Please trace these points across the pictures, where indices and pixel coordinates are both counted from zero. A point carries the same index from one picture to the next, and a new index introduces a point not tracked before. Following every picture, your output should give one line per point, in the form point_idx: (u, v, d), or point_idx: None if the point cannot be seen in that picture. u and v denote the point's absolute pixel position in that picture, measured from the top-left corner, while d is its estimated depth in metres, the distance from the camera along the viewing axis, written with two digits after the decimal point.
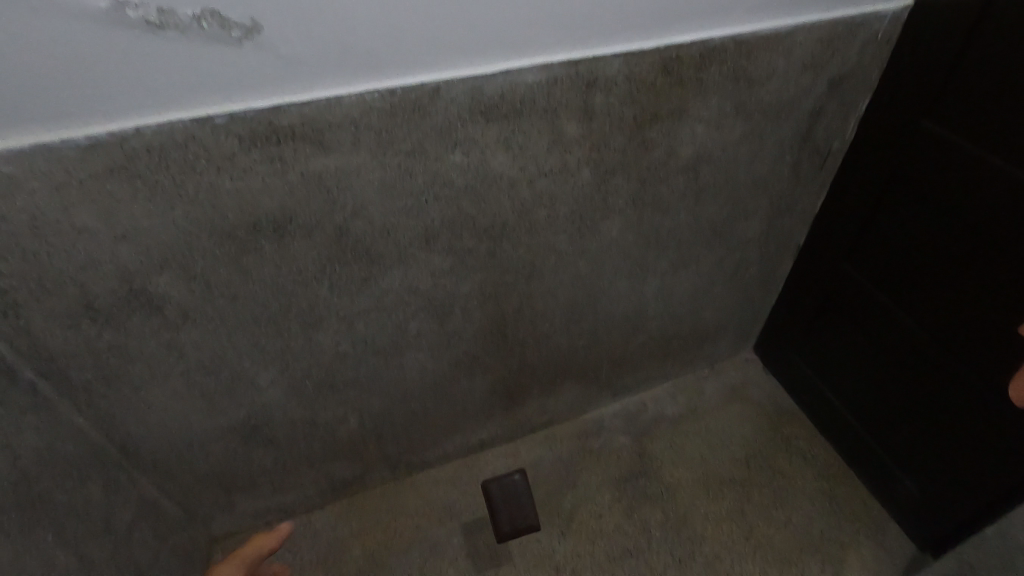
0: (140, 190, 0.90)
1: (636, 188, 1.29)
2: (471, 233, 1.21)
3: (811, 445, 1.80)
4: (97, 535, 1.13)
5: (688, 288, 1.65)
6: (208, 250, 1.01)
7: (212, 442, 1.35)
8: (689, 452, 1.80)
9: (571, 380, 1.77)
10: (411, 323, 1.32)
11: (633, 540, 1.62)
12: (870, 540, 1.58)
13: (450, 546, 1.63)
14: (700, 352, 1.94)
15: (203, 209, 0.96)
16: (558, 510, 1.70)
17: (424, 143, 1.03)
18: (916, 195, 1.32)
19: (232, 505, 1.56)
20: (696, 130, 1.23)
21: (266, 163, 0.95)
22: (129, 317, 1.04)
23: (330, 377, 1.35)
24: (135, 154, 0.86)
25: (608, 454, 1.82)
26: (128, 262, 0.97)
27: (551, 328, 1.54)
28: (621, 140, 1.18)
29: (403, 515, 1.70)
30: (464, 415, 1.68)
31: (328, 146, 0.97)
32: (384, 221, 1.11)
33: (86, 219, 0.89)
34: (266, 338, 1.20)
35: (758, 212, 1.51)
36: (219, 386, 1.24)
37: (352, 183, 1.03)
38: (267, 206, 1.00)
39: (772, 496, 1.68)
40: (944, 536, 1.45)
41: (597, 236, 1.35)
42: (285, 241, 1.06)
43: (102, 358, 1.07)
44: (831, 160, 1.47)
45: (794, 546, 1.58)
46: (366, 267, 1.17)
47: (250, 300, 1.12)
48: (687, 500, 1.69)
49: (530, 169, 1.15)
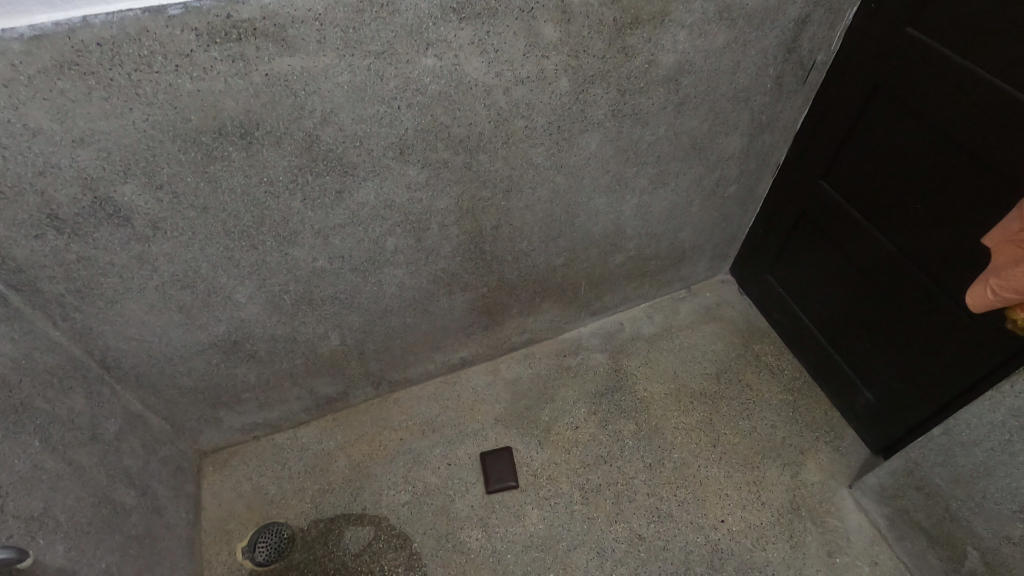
0: (94, 89, 0.86)
1: (616, 99, 1.27)
2: (447, 145, 1.18)
3: (779, 361, 1.87)
4: (84, 442, 1.16)
5: (666, 207, 1.65)
6: (172, 156, 0.98)
7: (194, 358, 1.37)
8: (662, 368, 1.87)
9: (550, 300, 1.79)
10: (388, 238, 1.32)
11: (607, 448, 1.70)
12: (827, 445, 1.68)
13: (433, 456, 1.71)
14: (677, 272, 1.98)
15: (163, 111, 0.92)
16: (536, 422, 1.77)
17: (395, 43, 0.99)
18: (890, 104, 1.28)
19: (218, 420, 1.59)
20: (678, 37, 1.20)
21: (227, 62, 0.90)
22: (96, 227, 1.02)
23: (308, 293, 1.36)
24: (85, 49, 0.82)
25: (585, 371, 1.88)
26: (88, 168, 0.94)
27: (529, 247, 1.55)
28: (600, 46, 1.15)
29: (386, 429, 1.76)
30: (444, 334, 1.71)
31: (292, 45, 0.92)
32: (356, 129, 1.08)
33: (39, 119, 0.85)
34: (241, 252, 1.19)
35: (738, 128, 1.49)
36: (196, 301, 1.24)
37: (320, 86, 0.99)
38: (231, 110, 0.96)
39: (739, 408, 1.77)
40: (899, 439, 1.54)
41: (575, 150, 1.34)
42: (253, 148, 1.03)
43: (72, 270, 1.05)
44: (814, 73, 1.44)
45: (757, 451, 1.68)
46: (340, 179, 1.15)
47: (220, 212, 1.10)
48: (659, 411, 1.77)
49: (506, 76, 1.12)
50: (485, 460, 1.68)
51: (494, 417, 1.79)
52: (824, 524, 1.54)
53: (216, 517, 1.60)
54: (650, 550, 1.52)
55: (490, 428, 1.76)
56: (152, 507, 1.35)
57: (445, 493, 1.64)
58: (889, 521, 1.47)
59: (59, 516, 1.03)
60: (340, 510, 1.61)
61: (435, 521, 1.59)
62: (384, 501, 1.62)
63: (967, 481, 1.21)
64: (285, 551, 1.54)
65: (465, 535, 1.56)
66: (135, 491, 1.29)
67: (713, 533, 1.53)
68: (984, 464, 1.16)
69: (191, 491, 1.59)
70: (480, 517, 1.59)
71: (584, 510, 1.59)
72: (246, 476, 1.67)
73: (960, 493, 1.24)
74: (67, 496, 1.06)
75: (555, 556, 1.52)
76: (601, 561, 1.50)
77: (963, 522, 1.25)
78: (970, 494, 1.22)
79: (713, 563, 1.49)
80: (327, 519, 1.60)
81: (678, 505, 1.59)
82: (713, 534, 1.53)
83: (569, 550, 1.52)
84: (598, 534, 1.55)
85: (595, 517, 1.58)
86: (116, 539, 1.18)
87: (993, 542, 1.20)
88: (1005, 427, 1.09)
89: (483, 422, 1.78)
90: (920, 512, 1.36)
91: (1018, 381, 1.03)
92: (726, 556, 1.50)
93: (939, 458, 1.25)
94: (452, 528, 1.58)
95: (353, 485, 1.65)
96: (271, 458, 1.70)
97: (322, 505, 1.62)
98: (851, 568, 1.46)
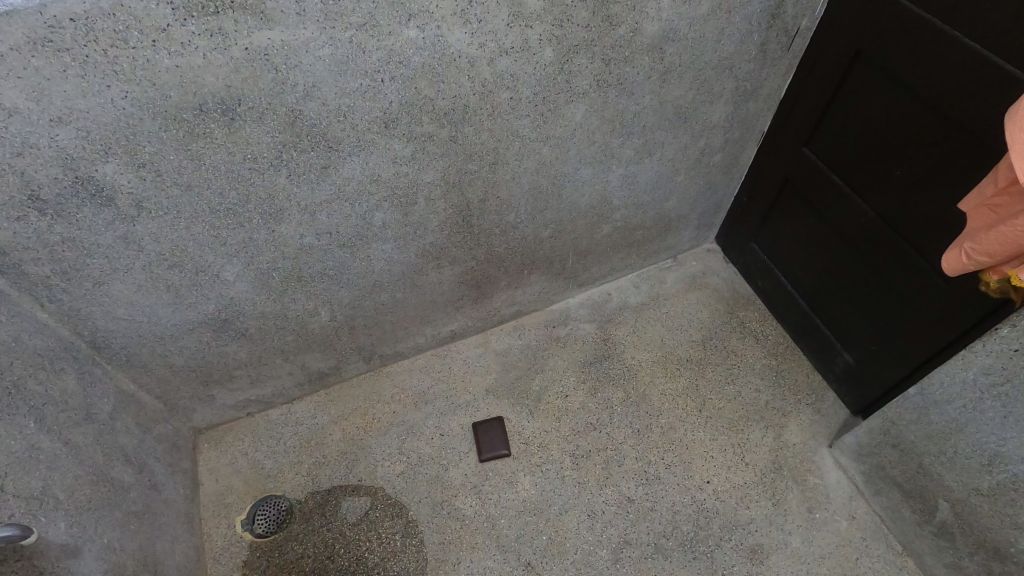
0: (70, 66, 0.84)
1: (601, 69, 1.27)
2: (432, 118, 1.18)
3: (764, 327, 1.91)
4: (79, 422, 1.17)
5: (652, 177, 1.66)
6: (153, 134, 0.97)
7: (185, 337, 1.37)
8: (649, 337, 1.90)
9: (538, 272, 1.81)
10: (375, 213, 1.32)
11: (596, 415, 1.74)
12: (809, 407, 1.73)
13: (426, 428, 1.74)
14: (663, 242, 1.99)
15: (142, 88, 0.90)
16: (527, 392, 1.80)
17: (376, 15, 0.97)
18: (872, 69, 1.28)
19: (211, 397, 1.61)
20: (662, 5, 1.20)
21: (205, 37, 0.89)
22: (79, 208, 1.01)
23: (297, 270, 1.36)
24: (58, 24, 0.80)
25: (574, 341, 1.91)
26: (68, 148, 0.92)
27: (516, 219, 1.55)
28: (585, 15, 1.14)
29: (379, 402, 1.79)
30: (434, 307, 1.73)
31: (271, 18, 0.91)
32: (340, 103, 1.07)
33: (15, 98, 0.84)
34: (228, 230, 1.19)
35: (723, 96, 1.50)
36: (185, 280, 1.24)
37: (302, 60, 0.98)
38: (212, 86, 0.95)
39: (724, 373, 1.81)
40: (876, 398, 1.59)
41: (561, 121, 1.34)
42: (236, 124, 1.02)
43: (57, 251, 1.05)
44: (798, 40, 1.44)
45: (741, 414, 1.73)
46: (325, 154, 1.14)
47: (205, 189, 1.09)
48: (647, 378, 1.81)
49: (490, 47, 1.11)
50: (477, 430, 1.72)
51: (485, 387, 1.82)
52: (805, 482, 1.60)
53: (214, 492, 1.63)
54: (639, 511, 1.57)
55: (481, 399, 1.79)
56: (150, 483, 1.38)
57: (439, 462, 1.67)
58: (866, 478, 1.54)
59: (59, 494, 1.05)
60: (336, 481, 1.64)
61: (430, 489, 1.63)
62: (379, 472, 1.66)
63: (939, 437, 1.26)
64: (284, 522, 1.58)
65: (460, 502, 1.61)
66: (132, 469, 1.31)
67: (699, 493, 1.59)
68: (955, 421, 1.21)
69: (188, 467, 1.61)
70: (474, 484, 1.63)
71: (575, 476, 1.64)
72: (242, 451, 1.69)
73: (932, 449, 1.29)
74: (66, 474, 1.08)
75: (547, 520, 1.57)
76: (591, 523, 1.56)
77: (936, 476, 1.31)
78: (942, 450, 1.27)
79: (699, 522, 1.55)
80: (324, 490, 1.63)
81: (666, 467, 1.64)
82: (699, 495, 1.59)
83: (560, 514, 1.57)
84: (588, 497, 1.60)
85: (585, 481, 1.62)
86: (117, 516, 1.20)
87: (963, 494, 1.26)
88: (976, 385, 1.13)
89: (474, 393, 1.81)
90: (895, 467, 1.42)
91: (989, 341, 1.07)
92: (712, 515, 1.56)
93: (913, 416, 1.31)
94: (447, 496, 1.62)
95: (348, 458, 1.68)
96: (267, 433, 1.73)
97: (318, 477, 1.65)
98: (830, 522, 1.53)
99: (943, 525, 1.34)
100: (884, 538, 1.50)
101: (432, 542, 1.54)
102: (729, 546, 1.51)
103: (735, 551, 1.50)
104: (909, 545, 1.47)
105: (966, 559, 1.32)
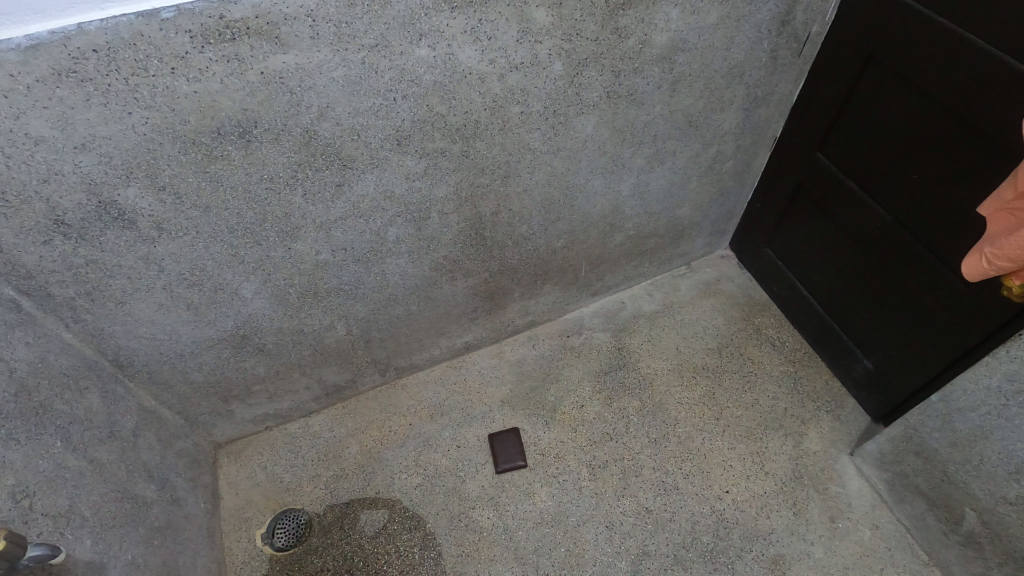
0: (93, 95, 0.86)
1: (610, 80, 1.27)
2: (443, 134, 1.19)
3: (780, 333, 1.90)
4: (103, 440, 1.19)
5: (664, 184, 1.65)
6: (173, 157, 0.99)
7: (204, 353, 1.39)
8: (664, 345, 1.90)
9: (551, 282, 1.81)
10: (389, 228, 1.33)
11: (613, 425, 1.73)
12: (828, 414, 1.71)
13: (442, 439, 1.74)
14: (676, 249, 1.98)
15: (162, 114, 0.92)
16: (543, 403, 1.80)
17: (388, 35, 0.99)
18: (885, 73, 1.27)
19: (231, 412, 1.63)
20: (671, 16, 1.20)
21: (222, 62, 0.91)
22: (102, 231, 1.03)
23: (313, 286, 1.38)
24: (82, 55, 0.82)
25: (588, 350, 1.90)
26: (91, 174, 0.94)
27: (528, 231, 1.56)
28: (593, 28, 1.15)
29: (395, 414, 1.80)
30: (449, 319, 1.73)
31: (286, 42, 0.93)
32: (352, 122, 1.08)
33: (39, 127, 0.86)
34: (246, 248, 1.21)
35: (734, 103, 1.49)
36: (204, 298, 1.26)
37: (315, 81, 1.00)
38: (229, 109, 0.97)
39: (740, 381, 1.80)
40: (898, 406, 1.57)
41: (571, 133, 1.34)
42: (252, 146, 1.04)
43: (80, 274, 1.07)
44: (809, 45, 1.43)
45: (760, 422, 1.71)
46: (339, 172, 1.15)
47: (223, 210, 1.11)
48: (663, 387, 1.80)
49: (500, 62, 1.12)
50: (494, 441, 1.72)
51: (501, 399, 1.82)
52: (826, 490, 1.58)
53: (234, 506, 1.65)
54: (657, 521, 1.56)
55: (497, 410, 1.79)
56: (172, 498, 1.39)
57: (457, 474, 1.68)
58: (889, 486, 1.51)
59: (85, 512, 1.07)
60: (354, 494, 1.65)
61: (447, 502, 1.63)
62: (396, 484, 1.66)
63: (965, 444, 1.24)
64: (304, 536, 1.59)
65: (477, 514, 1.61)
66: (154, 485, 1.33)
67: (718, 503, 1.58)
68: (981, 428, 1.19)
69: (208, 481, 1.63)
70: (491, 496, 1.63)
71: (591, 486, 1.63)
72: (261, 466, 1.71)
73: (957, 456, 1.27)
74: (91, 492, 1.10)
75: (565, 531, 1.56)
76: (609, 534, 1.55)
77: (961, 484, 1.29)
78: (967, 458, 1.25)
79: (719, 533, 1.53)
80: (342, 503, 1.64)
81: (684, 477, 1.63)
82: (719, 505, 1.57)
83: (578, 525, 1.57)
84: (605, 508, 1.59)
85: (602, 492, 1.62)
86: (140, 531, 1.22)
87: (991, 503, 1.23)
88: (1001, 392, 1.11)
89: (490, 405, 1.81)
90: (920, 475, 1.39)
91: (1014, 347, 1.05)
92: (731, 525, 1.54)
93: (937, 423, 1.29)
94: (464, 507, 1.62)
95: (365, 471, 1.69)
96: (286, 447, 1.75)
97: (336, 491, 1.66)
98: (853, 532, 1.51)
99: (971, 534, 1.31)
100: (909, 548, 1.47)
101: (450, 555, 1.54)
102: (750, 557, 1.49)
103: (757, 562, 1.48)
104: (935, 554, 1.44)
105: (994, 569, 1.29)
